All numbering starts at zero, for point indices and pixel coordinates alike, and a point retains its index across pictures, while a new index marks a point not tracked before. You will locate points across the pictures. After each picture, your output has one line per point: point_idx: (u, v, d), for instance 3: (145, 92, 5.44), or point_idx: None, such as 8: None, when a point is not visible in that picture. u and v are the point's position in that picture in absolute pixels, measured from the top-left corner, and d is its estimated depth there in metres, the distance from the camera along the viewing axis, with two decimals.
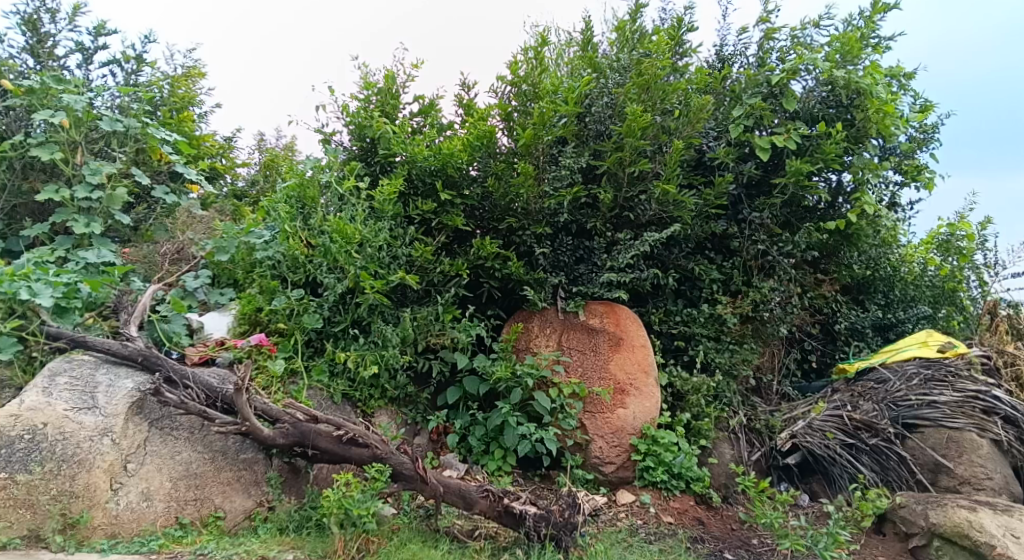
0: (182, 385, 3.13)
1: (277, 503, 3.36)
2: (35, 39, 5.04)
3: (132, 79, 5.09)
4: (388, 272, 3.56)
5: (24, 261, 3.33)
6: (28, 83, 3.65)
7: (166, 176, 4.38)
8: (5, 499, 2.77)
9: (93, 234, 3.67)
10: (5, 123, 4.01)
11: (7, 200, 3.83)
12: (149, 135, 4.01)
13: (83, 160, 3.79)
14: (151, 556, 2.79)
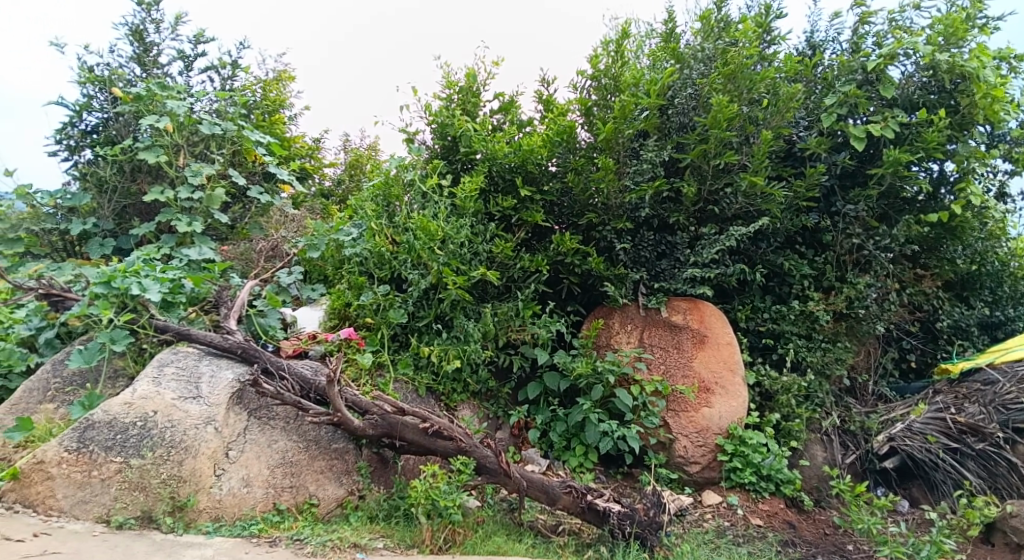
0: (278, 377, 3.27)
1: (367, 492, 3.45)
2: (141, 49, 5.42)
3: (225, 85, 5.39)
4: (469, 268, 3.59)
5: (134, 259, 3.54)
6: (137, 91, 3.93)
7: (261, 177, 4.61)
8: (122, 481, 2.96)
9: (195, 233, 3.90)
10: (117, 128, 4.36)
11: (118, 201, 4.17)
12: (245, 138, 4.24)
13: (185, 162, 4.06)
14: (253, 540, 2.91)
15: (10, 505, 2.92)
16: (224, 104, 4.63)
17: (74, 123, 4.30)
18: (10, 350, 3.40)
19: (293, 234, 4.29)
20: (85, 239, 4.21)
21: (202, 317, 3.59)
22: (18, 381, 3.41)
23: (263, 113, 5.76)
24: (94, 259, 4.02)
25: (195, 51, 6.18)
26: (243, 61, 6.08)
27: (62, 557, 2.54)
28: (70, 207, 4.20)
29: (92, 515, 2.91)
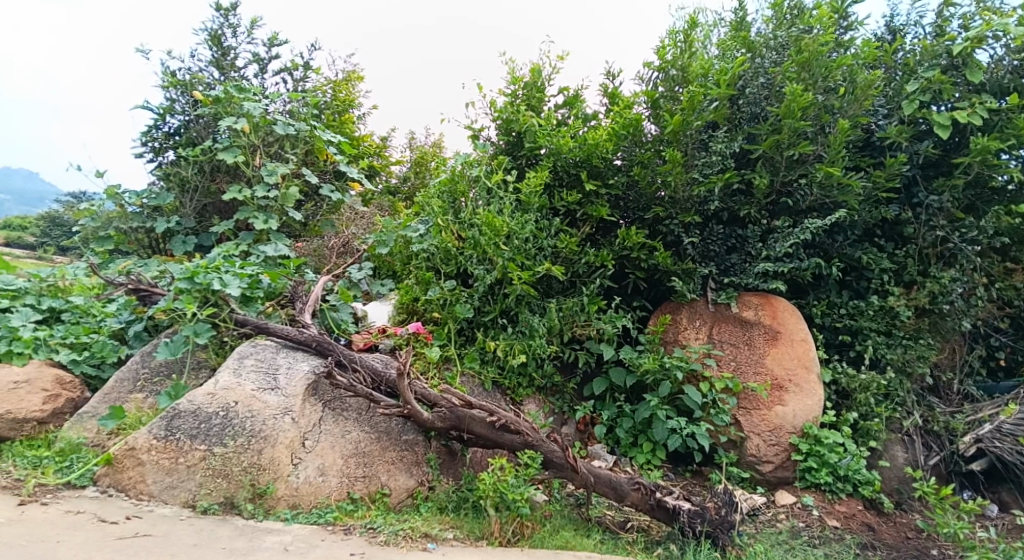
0: (351, 369, 3.37)
1: (437, 483, 3.50)
2: (218, 53, 5.70)
3: (298, 86, 5.60)
4: (534, 264, 3.59)
5: (215, 255, 3.66)
6: (216, 94, 4.13)
7: (332, 176, 4.77)
8: (206, 468, 3.09)
9: (271, 230, 4.07)
10: (198, 130, 4.61)
11: (201, 200, 4.41)
12: (317, 137, 4.38)
13: (260, 161, 4.22)
14: (328, 528, 3.00)
15: (104, 488, 3.07)
16: (297, 105, 4.79)
17: (159, 126, 4.57)
18: (103, 342, 3.65)
19: (362, 232, 4.50)
20: (169, 237, 4.46)
21: (279, 311, 3.75)
22: (111, 371, 3.62)
23: (332, 112, 5.96)
24: (178, 255, 4.29)
25: (268, 54, 6.44)
26: (314, 63, 6.30)
27: (155, 539, 2.70)
28: (155, 205, 4.45)
29: (180, 500, 3.05)
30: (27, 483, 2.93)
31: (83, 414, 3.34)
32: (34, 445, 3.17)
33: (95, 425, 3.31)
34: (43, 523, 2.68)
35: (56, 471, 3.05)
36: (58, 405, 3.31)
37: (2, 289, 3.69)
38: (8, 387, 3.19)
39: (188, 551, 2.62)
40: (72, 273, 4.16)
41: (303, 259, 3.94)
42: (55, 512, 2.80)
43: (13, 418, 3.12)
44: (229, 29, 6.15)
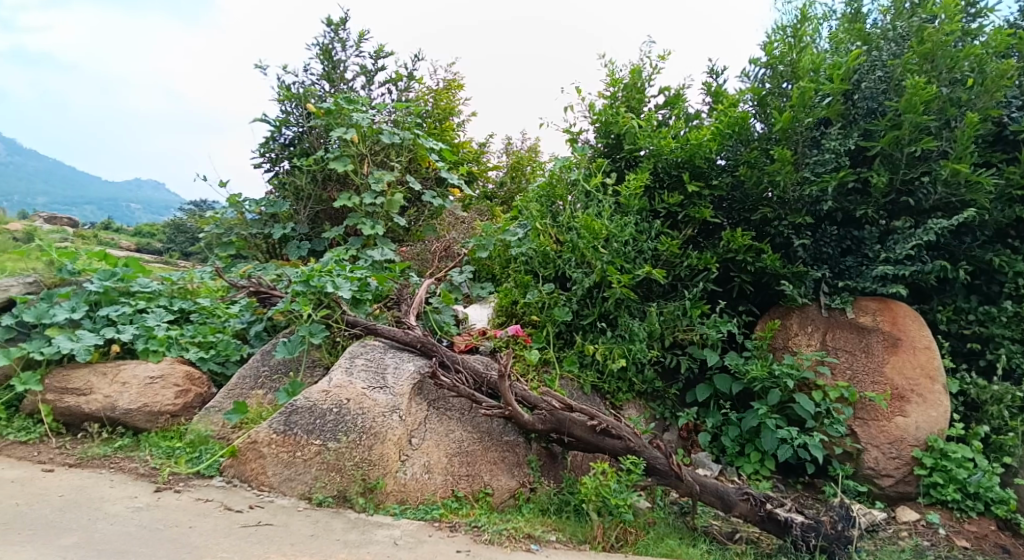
0: (454, 370, 3.47)
1: (538, 485, 3.50)
2: (328, 66, 6.09)
3: (402, 96, 5.88)
4: (633, 266, 3.54)
5: (328, 259, 3.87)
6: (328, 106, 4.44)
7: (434, 182, 4.99)
8: (321, 462, 3.23)
9: (377, 236, 4.31)
10: (310, 141, 5.06)
11: (314, 207, 4.76)
12: (420, 145, 4.65)
13: (368, 170, 4.51)
14: (436, 525, 3.07)
15: (229, 479, 3.25)
16: (400, 114, 5.01)
17: (276, 137, 5.04)
18: (227, 340, 3.90)
19: (462, 238, 4.59)
20: (285, 242, 4.79)
21: (385, 313, 3.88)
22: (234, 368, 3.87)
23: (434, 120, 6.25)
24: (293, 260, 4.61)
25: (374, 65, 6.81)
26: (417, 72, 6.57)
27: (275, 529, 2.86)
28: (270, 212, 4.88)
29: (297, 492, 3.20)
30: (163, 472, 3.17)
31: (210, 408, 3.57)
32: (168, 436, 3.41)
33: (220, 419, 3.51)
34: (176, 510, 2.91)
35: (188, 461, 3.27)
36: (188, 400, 3.54)
37: (139, 291, 3.97)
38: (145, 382, 3.45)
39: (306, 541, 2.77)
40: (199, 276, 4.45)
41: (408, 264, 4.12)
42: (188, 499, 3.03)
43: (149, 411, 3.38)
44: (337, 43, 6.57)
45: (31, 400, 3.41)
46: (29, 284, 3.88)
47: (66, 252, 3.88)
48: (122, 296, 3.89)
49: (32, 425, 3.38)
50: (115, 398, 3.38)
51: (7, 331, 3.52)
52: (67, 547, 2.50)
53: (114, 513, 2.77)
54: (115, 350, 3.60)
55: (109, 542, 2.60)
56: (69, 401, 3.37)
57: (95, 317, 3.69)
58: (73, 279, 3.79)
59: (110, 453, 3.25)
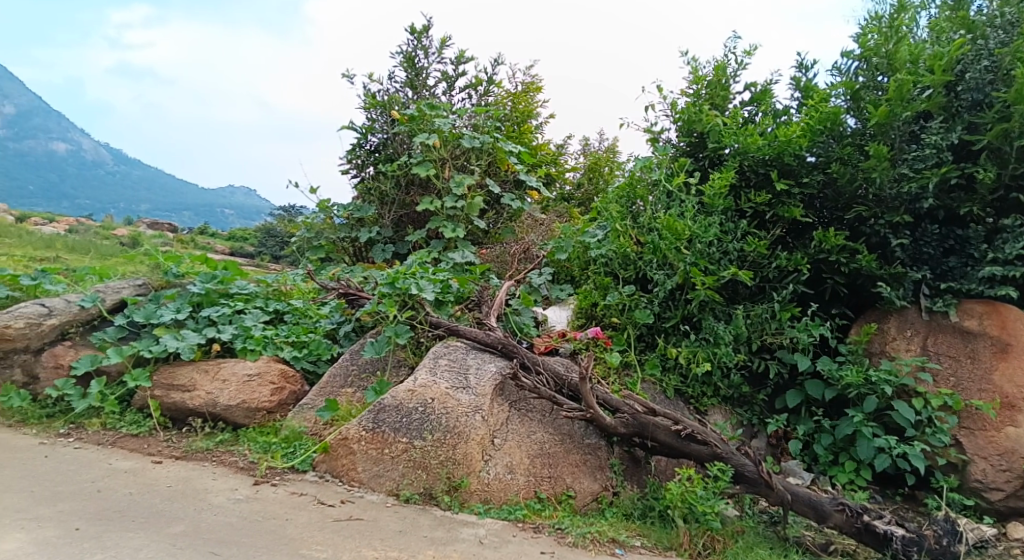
0: (535, 371, 3.50)
1: (621, 489, 3.47)
2: (412, 73, 6.35)
3: (482, 100, 6.06)
4: (718, 268, 3.49)
5: (412, 262, 3.99)
6: (412, 114, 4.78)
7: (513, 184, 5.21)
8: (408, 460, 3.31)
9: (458, 238, 4.57)
10: (394, 146, 5.35)
11: (398, 212, 5.08)
12: (499, 148, 4.85)
13: (449, 174, 4.75)
14: (520, 526, 3.09)
15: (322, 474, 3.37)
16: (480, 117, 5.33)
17: (362, 144, 5.40)
18: (319, 340, 4.04)
19: (541, 240, 4.61)
20: (371, 245, 5.17)
21: (466, 314, 3.94)
22: (325, 367, 4.00)
23: (513, 122, 6.46)
24: (379, 263, 4.97)
25: (455, 70, 7.10)
26: (495, 76, 6.75)
27: (365, 524, 2.96)
28: (358, 217, 5.08)
29: (385, 488, 3.29)
30: (260, 466, 3.31)
31: (304, 405, 3.70)
32: (265, 432, 3.55)
33: (313, 415, 3.64)
34: (274, 502, 3.05)
35: (283, 455, 3.41)
36: (283, 397, 3.69)
37: (237, 293, 4.21)
38: (243, 379, 3.62)
39: (395, 537, 2.85)
40: (292, 278, 4.61)
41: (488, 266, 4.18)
42: (284, 492, 3.16)
43: (247, 407, 3.54)
44: (421, 51, 6.85)
45: (141, 395, 3.63)
46: (139, 285, 4.21)
47: (171, 256, 4.30)
48: (221, 298, 4.14)
49: (142, 419, 3.59)
50: (216, 395, 3.56)
51: (120, 331, 3.84)
52: (177, 535, 2.70)
53: (217, 504, 2.96)
54: (216, 348, 3.82)
55: (213, 531, 2.79)
56: (176, 397, 3.58)
57: (198, 317, 3.94)
58: (176, 280, 4.17)
59: (212, 447, 3.41)
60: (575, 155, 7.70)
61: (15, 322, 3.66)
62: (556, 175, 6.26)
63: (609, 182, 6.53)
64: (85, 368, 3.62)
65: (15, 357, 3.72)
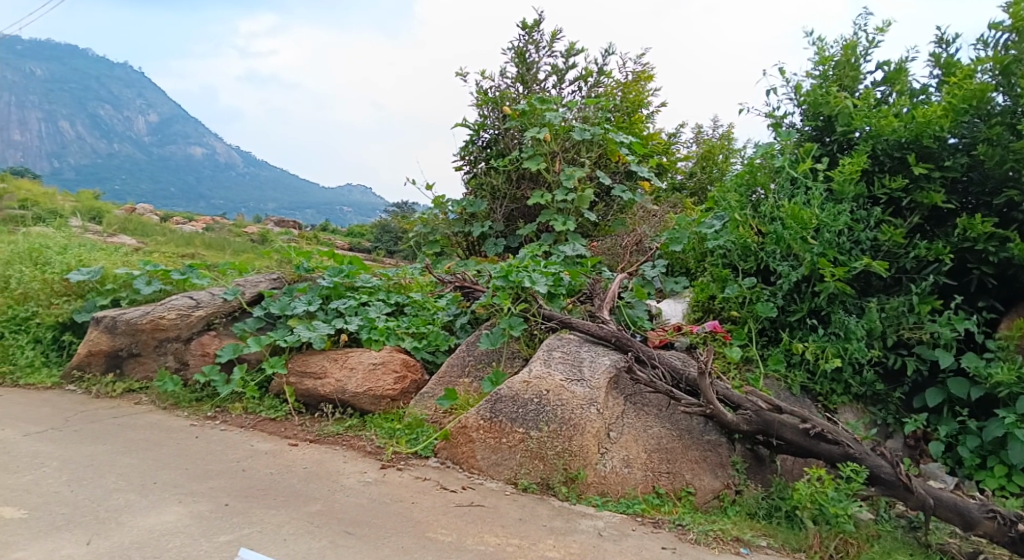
0: (651, 365, 3.46)
1: (744, 488, 3.36)
2: (523, 68, 6.56)
3: (592, 92, 6.17)
4: (849, 258, 3.38)
5: (524, 255, 4.09)
6: (525, 109, 5.13)
7: (625, 176, 5.47)
8: (525, 450, 3.35)
9: (568, 231, 4.81)
10: (506, 141, 5.73)
11: (510, 205, 5.45)
12: (609, 139, 5.11)
13: (558, 167, 5.06)
14: (639, 519, 3.06)
15: (443, 460, 3.49)
16: (590, 109, 5.55)
17: (476, 140, 5.78)
18: (437, 332, 4.14)
19: (653, 232, 4.67)
20: (482, 239, 5.55)
21: (578, 307, 3.97)
22: (443, 357, 4.11)
23: (623, 114, 6.58)
24: (491, 256, 5.28)
25: (565, 63, 7.29)
26: (605, 67, 6.84)
27: (487, 510, 3.02)
28: (470, 212, 5.49)
29: (504, 476, 3.35)
30: (387, 450, 3.47)
31: (425, 394, 3.82)
32: (389, 418, 3.71)
33: (433, 404, 3.75)
34: (401, 486, 3.19)
35: (407, 441, 3.55)
36: (405, 385, 3.83)
37: (362, 286, 4.39)
38: (369, 367, 3.80)
39: (516, 525, 2.89)
40: (410, 273, 4.84)
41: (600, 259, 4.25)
42: (409, 476, 3.30)
43: (373, 394, 3.71)
44: (532, 45, 7.06)
45: (277, 381, 3.90)
46: (274, 280, 4.57)
47: (302, 252, 4.60)
48: (347, 291, 4.36)
49: (278, 404, 3.85)
50: (345, 382, 3.75)
51: (258, 322, 4.15)
52: (315, 514, 2.85)
53: (348, 485, 3.11)
54: (343, 338, 4.03)
55: (346, 511, 2.92)
56: (309, 383, 3.82)
57: (327, 309, 4.19)
58: (308, 275, 4.49)
59: (342, 432, 3.62)
60: (686, 144, 7.67)
61: (168, 314, 4.05)
62: (668, 165, 6.25)
63: (724, 170, 6.67)
64: (228, 356, 3.93)
65: (168, 345, 4.09)
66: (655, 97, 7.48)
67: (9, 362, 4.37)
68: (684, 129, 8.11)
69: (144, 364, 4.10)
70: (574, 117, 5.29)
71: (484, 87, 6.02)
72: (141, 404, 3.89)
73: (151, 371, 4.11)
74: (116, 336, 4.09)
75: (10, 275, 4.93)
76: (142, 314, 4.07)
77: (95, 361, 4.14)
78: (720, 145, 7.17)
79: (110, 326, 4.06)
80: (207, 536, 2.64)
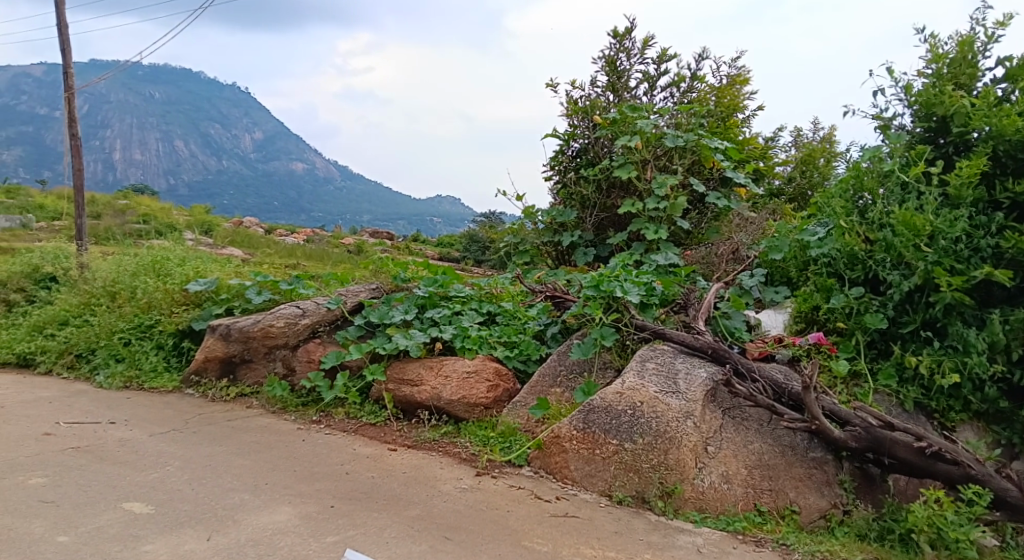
0: (750, 379, 3.37)
1: (853, 508, 3.22)
2: (614, 77, 6.67)
3: (686, 98, 6.20)
4: (968, 267, 3.16)
5: (615, 265, 4.18)
6: (618, 118, 5.23)
7: (719, 183, 5.41)
8: (620, 462, 3.33)
9: (661, 240, 4.82)
10: (596, 150, 5.83)
11: (600, 214, 5.53)
12: (705, 145, 5.03)
13: (650, 174, 5.10)
14: (741, 537, 2.97)
15: (536, 470, 3.52)
16: (682, 115, 5.57)
17: (566, 150, 5.92)
18: (529, 341, 4.23)
19: (750, 240, 4.66)
20: (572, 248, 5.69)
21: (671, 317, 3.97)
22: (535, 366, 4.16)
23: (718, 119, 6.57)
24: (580, 265, 5.50)
25: (657, 69, 7.33)
26: (698, 72, 6.81)
27: (582, 521, 3.01)
28: (560, 222, 5.64)
29: (598, 488, 3.34)
30: (482, 458, 3.55)
31: (517, 403, 3.88)
32: (483, 426, 3.81)
33: (526, 413, 3.80)
34: (497, 494, 3.23)
35: (501, 449, 3.62)
36: (498, 394, 3.92)
37: (455, 296, 4.56)
38: (462, 375, 3.91)
39: (612, 537, 2.86)
40: (501, 282, 4.91)
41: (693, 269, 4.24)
42: (503, 484, 3.34)
43: (467, 402, 3.82)
44: (623, 53, 7.12)
45: (378, 388, 4.08)
46: (374, 290, 4.76)
47: (399, 263, 4.82)
48: (441, 300, 4.54)
49: (378, 409, 4.04)
50: (439, 389, 3.87)
51: (359, 330, 4.36)
52: (414, 518, 2.90)
53: (446, 491, 3.17)
54: (438, 347, 4.18)
55: (445, 516, 2.96)
56: (405, 389, 3.98)
57: (423, 318, 4.37)
58: (404, 284, 4.66)
59: (438, 438, 3.74)
60: (784, 147, 7.51)
61: (277, 322, 4.37)
62: (766, 170, 6.13)
63: (824, 175, 6.69)
64: (332, 363, 4.12)
65: (277, 352, 4.39)
66: (751, 100, 7.36)
67: (137, 367, 4.82)
68: (782, 130, 7.95)
69: (255, 370, 4.39)
70: (666, 123, 5.31)
71: (574, 98, 6.16)
72: (253, 407, 4.17)
73: (261, 376, 4.40)
74: (230, 343, 4.42)
75: (137, 287, 5.49)
76: (254, 322, 4.39)
77: (210, 367, 4.48)
78: (822, 148, 7.02)
79: (225, 334, 4.40)
80: (315, 536, 2.72)
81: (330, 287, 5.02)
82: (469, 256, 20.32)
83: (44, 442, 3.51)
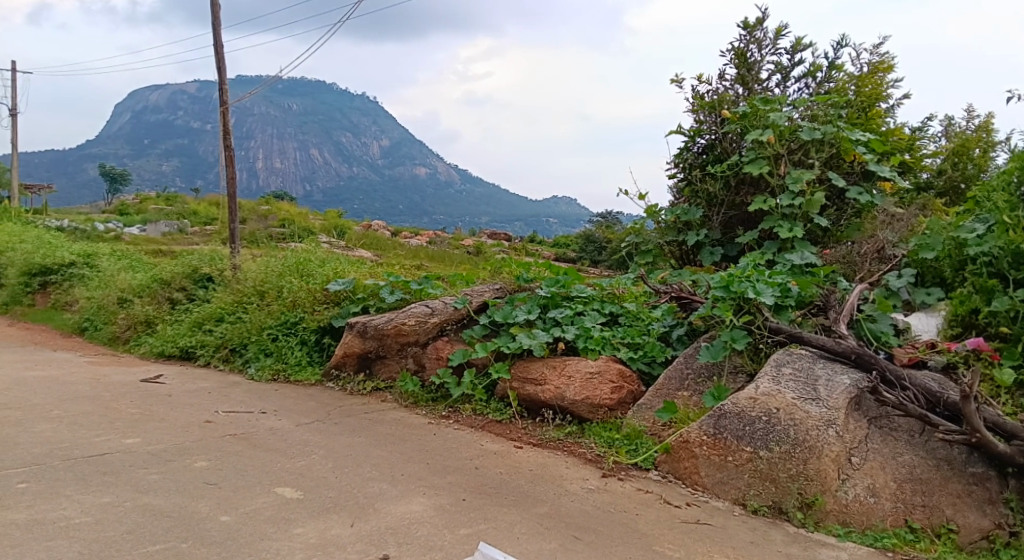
0: (900, 387, 3.16)
1: (1022, 530, 2.87)
2: (744, 69, 6.55)
3: (823, 88, 5.98)
4: None
5: (745, 266, 4.11)
6: (749, 111, 5.13)
7: (861, 178, 5.15)
8: (753, 470, 3.20)
9: (795, 239, 4.73)
10: (722, 146, 5.73)
11: (727, 213, 5.47)
12: (846, 138, 4.83)
13: (784, 169, 4.97)
14: (892, 554, 2.74)
15: (664, 474, 3.49)
16: (819, 106, 5.34)
17: (692, 147, 5.87)
18: (653, 342, 4.25)
19: (896, 238, 4.47)
20: (698, 248, 5.67)
21: (809, 319, 3.87)
22: (660, 369, 4.16)
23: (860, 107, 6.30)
24: (707, 265, 5.46)
25: (790, 59, 7.10)
26: (836, 60, 6.52)
27: (715, 529, 2.92)
28: (684, 221, 5.65)
29: (731, 496, 3.25)
30: (608, 459, 3.58)
31: (642, 405, 3.88)
32: (608, 427, 3.84)
33: (651, 416, 3.79)
34: (624, 497, 3.21)
35: (627, 452, 3.63)
36: (622, 395, 3.94)
37: (577, 296, 4.66)
38: (587, 376, 3.98)
39: (748, 547, 2.74)
40: (623, 282, 4.98)
41: (833, 270, 4.12)
42: (630, 487, 3.32)
43: (592, 402, 3.88)
44: (754, 45, 6.97)
45: (503, 385, 4.24)
46: (497, 289, 4.94)
47: (522, 264, 5.05)
48: (563, 300, 4.67)
49: (503, 407, 4.20)
50: (563, 389, 3.97)
51: (484, 329, 4.55)
52: (543, 515, 2.91)
53: (573, 491, 3.19)
54: (562, 346, 4.30)
55: (574, 516, 2.96)
56: (530, 388, 4.10)
57: (546, 317, 4.51)
58: (527, 284, 4.83)
59: (563, 438, 3.83)
60: (933, 138, 7.02)
61: (409, 320, 4.63)
62: (913, 163, 5.76)
63: (982, 167, 6.19)
64: (459, 360, 4.36)
65: (410, 348, 4.70)
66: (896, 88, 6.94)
67: (283, 361, 5.24)
68: (932, 120, 7.41)
69: (389, 366, 4.73)
70: (802, 116, 5.16)
71: (701, 93, 6.12)
72: (388, 402, 4.48)
73: (394, 371, 4.73)
74: (367, 340, 4.75)
75: (283, 287, 5.97)
76: (387, 320, 4.67)
77: (349, 362, 4.86)
78: (979, 137, 6.49)
79: (362, 330, 4.73)
80: (449, 528, 2.78)
81: (457, 287, 5.23)
82: (585, 257, 20.35)
83: (207, 429, 3.87)
